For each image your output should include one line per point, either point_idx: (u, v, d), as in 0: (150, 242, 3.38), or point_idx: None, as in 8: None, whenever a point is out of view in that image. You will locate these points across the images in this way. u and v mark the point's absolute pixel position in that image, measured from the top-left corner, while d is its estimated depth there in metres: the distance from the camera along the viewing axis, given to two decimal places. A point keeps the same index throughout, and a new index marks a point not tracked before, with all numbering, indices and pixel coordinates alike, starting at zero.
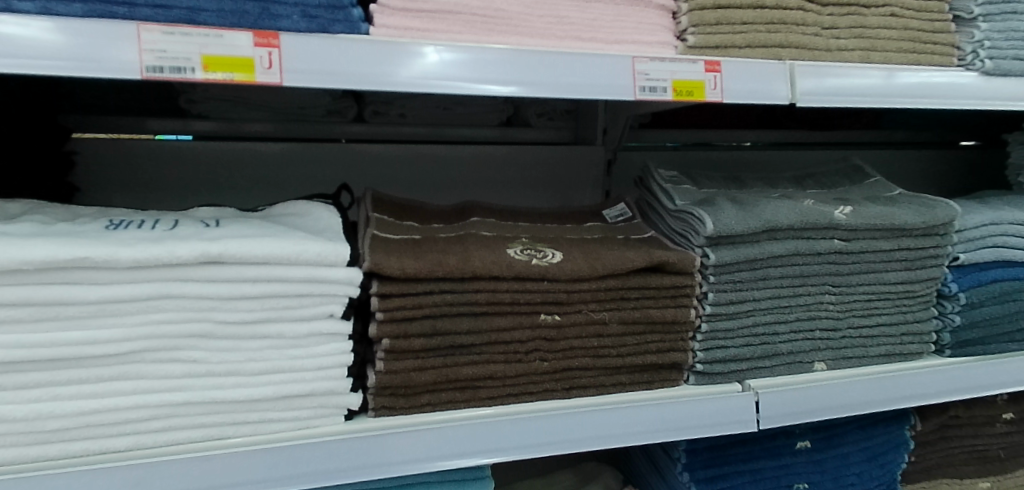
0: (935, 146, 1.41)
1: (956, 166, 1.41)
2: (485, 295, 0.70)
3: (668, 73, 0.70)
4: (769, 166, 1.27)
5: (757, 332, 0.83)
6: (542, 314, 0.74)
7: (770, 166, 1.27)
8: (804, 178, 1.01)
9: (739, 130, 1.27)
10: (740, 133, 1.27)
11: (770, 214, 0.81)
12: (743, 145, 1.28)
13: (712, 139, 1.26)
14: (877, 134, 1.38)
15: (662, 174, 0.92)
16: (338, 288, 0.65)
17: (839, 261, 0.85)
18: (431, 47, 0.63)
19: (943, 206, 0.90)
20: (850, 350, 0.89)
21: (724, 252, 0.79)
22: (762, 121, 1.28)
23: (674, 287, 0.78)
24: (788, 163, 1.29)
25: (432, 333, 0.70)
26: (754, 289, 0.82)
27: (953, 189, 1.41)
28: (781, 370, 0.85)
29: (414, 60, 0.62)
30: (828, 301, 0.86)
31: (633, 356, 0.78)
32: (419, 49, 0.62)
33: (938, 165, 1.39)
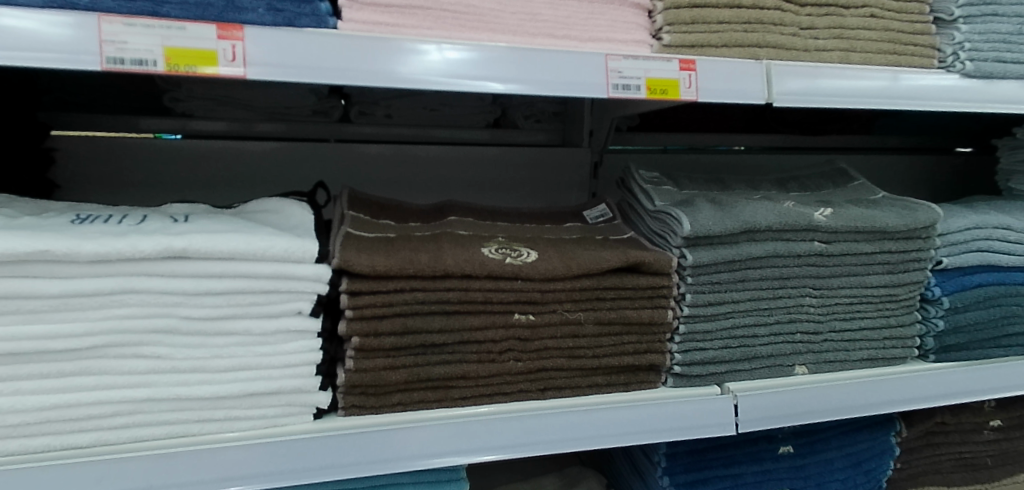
0: (924, 152, 1.40)
1: (946, 171, 1.40)
2: (458, 294, 0.70)
3: (642, 71, 0.70)
4: (758, 170, 1.27)
5: (736, 334, 0.82)
6: (516, 314, 0.73)
7: (759, 169, 1.27)
8: (787, 180, 1.00)
9: (729, 133, 1.26)
10: (729, 137, 1.26)
11: (749, 215, 0.80)
12: (734, 149, 1.27)
13: (702, 142, 1.25)
14: (867, 140, 1.38)
15: (643, 175, 0.92)
16: (306, 284, 0.65)
17: (820, 264, 0.85)
18: (433, 46, 0.63)
19: (925, 209, 0.89)
20: (832, 354, 0.88)
21: (702, 253, 0.78)
22: (751, 125, 1.27)
23: (651, 288, 0.77)
24: (777, 167, 1.29)
25: (402, 332, 0.69)
26: (733, 290, 0.81)
27: (942, 195, 1.41)
28: (761, 373, 0.85)
29: (414, 58, 0.63)
30: (809, 304, 0.85)
31: (609, 357, 0.77)
32: (419, 47, 0.63)
33: (928, 170, 1.39)
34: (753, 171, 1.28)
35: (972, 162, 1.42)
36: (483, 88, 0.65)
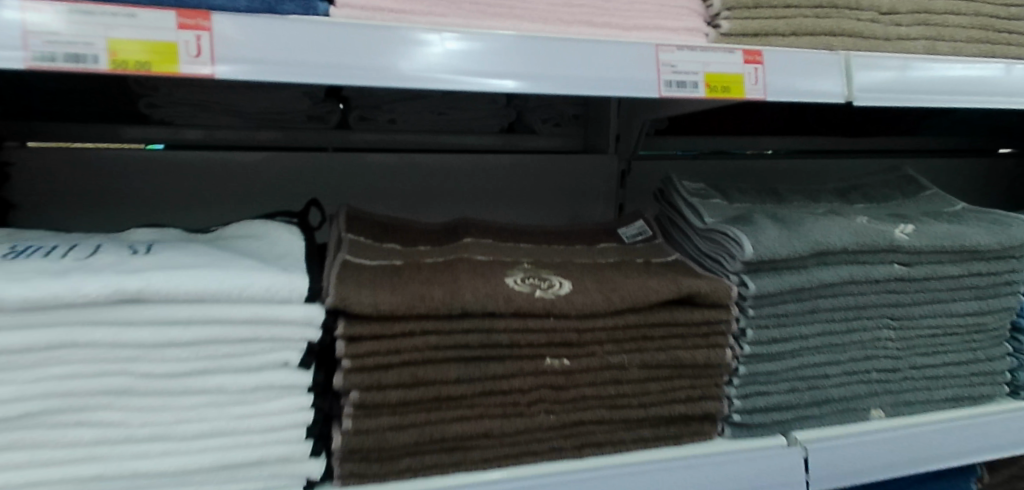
0: (979, 153, 1.27)
1: (1006, 175, 1.27)
2: (480, 337, 0.58)
3: (699, 65, 0.57)
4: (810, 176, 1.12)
5: (804, 375, 0.70)
6: (547, 359, 0.61)
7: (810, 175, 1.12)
8: (848, 189, 0.88)
9: (762, 136, 1.14)
10: (762, 140, 1.15)
11: (820, 234, 0.68)
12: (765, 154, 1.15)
13: (735, 145, 1.13)
14: (913, 140, 1.26)
15: (687, 186, 0.79)
16: (292, 329, 0.53)
17: (900, 290, 0.72)
18: (438, 35, 0.51)
19: (1019, 224, 0.76)
20: (911, 394, 0.76)
21: (766, 280, 0.66)
22: (788, 126, 1.16)
23: (707, 324, 0.65)
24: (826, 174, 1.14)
25: (412, 384, 0.57)
26: (801, 324, 0.69)
27: (1002, 202, 1.28)
28: (831, 419, 0.73)
29: (420, 50, 0.51)
30: (886, 338, 0.73)
31: (656, 408, 0.65)
32: (421, 37, 0.51)
33: (986, 175, 1.25)
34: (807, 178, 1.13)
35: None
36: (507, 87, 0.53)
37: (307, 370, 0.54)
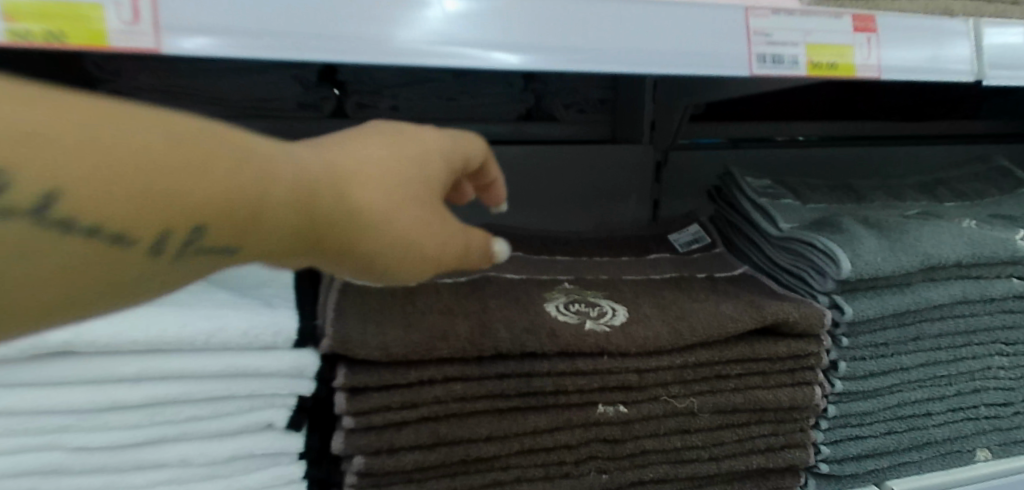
0: None
1: None
2: (518, 384, 0.45)
3: (800, 34, 0.44)
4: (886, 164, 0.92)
5: (901, 414, 0.59)
6: (602, 406, 0.48)
7: (885, 164, 0.92)
8: (933, 183, 0.75)
9: (803, 121, 1.00)
10: (806, 125, 1.00)
11: (931, 245, 0.55)
12: (795, 141, 0.99)
13: (785, 132, 0.99)
14: (989, 125, 1.10)
15: (753, 183, 0.66)
16: (278, 384, 0.41)
17: (1017, 310, 0.60)
18: None
19: None
20: (1021, 432, 0.65)
21: (864, 303, 0.54)
22: (835, 110, 1.01)
23: (794, 358, 0.53)
24: (908, 163, 0.93)
25: (432, 444, 0.44)
26: (902, 354, 0.57)
27: None
28: (931, 464, 0.62)
29: (415, 14, 0.37)
30: (998, 366, 0.62)
31: (731, 461, 0.53)
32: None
33: None
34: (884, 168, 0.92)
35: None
36: (549, 63, 0.40)
37: (298, 433, 0.43)
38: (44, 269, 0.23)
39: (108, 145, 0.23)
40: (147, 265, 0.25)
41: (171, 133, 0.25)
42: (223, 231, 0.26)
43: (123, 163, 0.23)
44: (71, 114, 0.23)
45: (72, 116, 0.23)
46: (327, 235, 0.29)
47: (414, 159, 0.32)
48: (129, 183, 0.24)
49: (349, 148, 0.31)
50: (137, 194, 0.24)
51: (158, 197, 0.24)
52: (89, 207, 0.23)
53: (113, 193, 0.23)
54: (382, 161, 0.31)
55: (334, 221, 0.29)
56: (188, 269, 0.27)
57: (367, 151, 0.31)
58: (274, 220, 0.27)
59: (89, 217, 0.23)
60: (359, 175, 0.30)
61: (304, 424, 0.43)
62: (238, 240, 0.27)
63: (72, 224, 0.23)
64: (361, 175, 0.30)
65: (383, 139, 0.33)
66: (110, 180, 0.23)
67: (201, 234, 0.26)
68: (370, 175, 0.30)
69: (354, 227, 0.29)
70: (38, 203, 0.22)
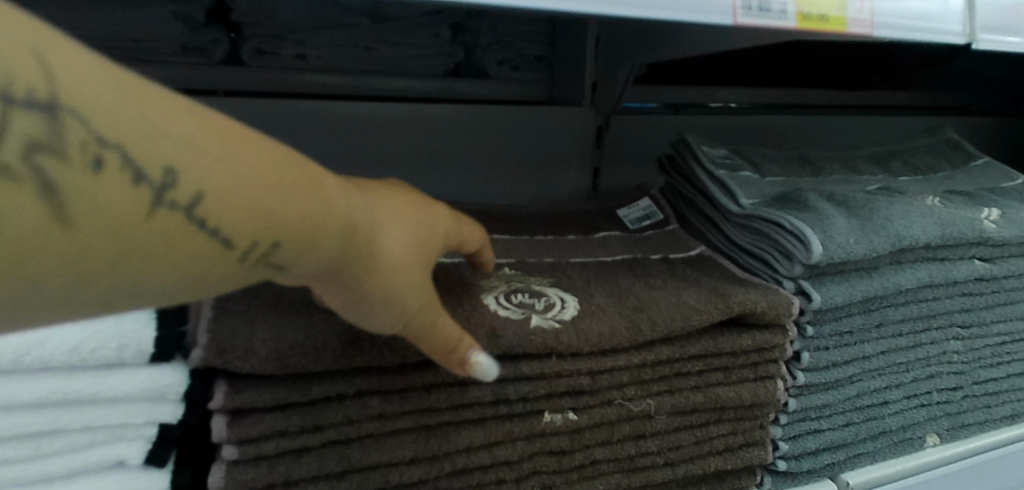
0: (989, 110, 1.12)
1: None
2: (448, 395, 0.37)
3: None
4: (834, 132, 0.88)
5: (861, 405, 0.54)
6: (547, 414, 0.40)
7: (832, 131, 0.88)
8: (887, 156, 0.71)
9: (749, 88, 0.95)
10: (752, 92, 0.95)
11: (901, 225, 0.50)
12: (730, 108, 0.93)
13: (722, 98, 0.93)
14: (925, 96, 1.08)
15: (709, 153, 0.60)
16: (129, 410, 0.33)
17: (977, 292, 0.57)
18: None
19: None
20: (970, 415, 0.62)
21: (832, 289, 0.48)
22: (777, 78, 0.97)
23: (758, 351, 0.47)
24: (853, 133, 0.90)
25: (342, 473, 0.35)
26: (866, 342, 0.52)
27: None
28: (885, 453, 0.58)
29: None
30: (954, 351, 0.58)
31: (686, 465, 0.47)
32: None
33: None
34: (831, 136, 0.88)
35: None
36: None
37: (162, 469, 0.34)
38: (171, 266, 0.23)
39: (249, 166, 0.24)
40: (235, 272, 0.25)
41: (284, 163, 0.25)
42: (297, 253, 0.26)
43: (256, 186, 0.24)
44: (225, 134, 0.23)
45: (235, 135, 0.24)
46: (351, 275, 0.28)
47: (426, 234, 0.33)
48: (250, 199, 0.24)
49: (381, 200, 0.31)
50: (256, 211, 0.24)
51: (267, 215, 0.24)
52: (220, 214, 0.23)
53: (236, 202, 0.23)
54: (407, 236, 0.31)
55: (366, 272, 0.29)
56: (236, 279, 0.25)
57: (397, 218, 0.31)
58: (332, 252, 0.27)
59: (218, 220, 0.23)
60: (388, 234, 0.30)
61: (170, 458, 0.34)
62: (298, 262, 0.26)
63: (205, 228, 0.23)
64: (388, 234, 0.30)
65: (407, 203, 0.32)
66: (242, 196, 0.23)
67: (282, 249, 0.25)
68: (396, 237, 0.30)
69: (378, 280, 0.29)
70: (185, 204, 0.22)
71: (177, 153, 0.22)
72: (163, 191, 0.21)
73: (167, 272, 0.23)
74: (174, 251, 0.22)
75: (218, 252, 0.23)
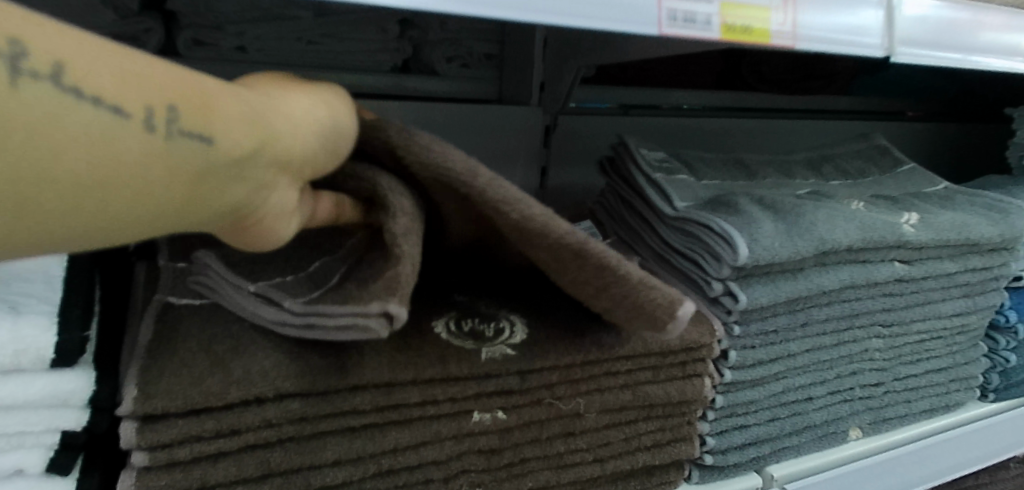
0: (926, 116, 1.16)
1: None
2: (372, 398, 0.37)
3: None
4: (773, 136, 0.91)
5: (787, 400, 0.56)
6: (476, 415, 0.41)
7: (771, 135, 0.91)
8: (820, 160, 0.73)
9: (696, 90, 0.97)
10: (699, 94, 0.97)
11: (825, 229, 0.52)
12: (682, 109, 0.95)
13: (673, 100, 0.94)
14: (866, 101, 1.11)
15: (647, 156, 0.61)
16: (28, 417, 0.33)
17: (897, 292, 0.59)
18: None
19: (1018, 211, 0.65)
20: (890, 410, 0.65)
21: (758, 291, 0.50)
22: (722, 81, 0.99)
23: (686, 350, 0.49)
24: (791, 137, 0.93)
25: (261, 477, 0.35)
26: (791, 339, 0.54)
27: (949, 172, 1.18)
28: (811, 447, 0.60)
29: None
30: (876, 347, 0.60)
31: (615, 461, 0.48)
32: None
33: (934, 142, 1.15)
34: (770, 139, 0.91)
35: (1004, 129, 1.16)
36: (471, 6, 0.32)
37: (67, 477, 0.34)
38: (69, 142, 0.21)
39: (98, 39, 0.23)
40: (149, 148, 0.23)
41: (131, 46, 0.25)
42: (202, 114, 0.25)
43: (111, 53, 0.23)
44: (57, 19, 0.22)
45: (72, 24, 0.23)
46: (273, 136, 0.28)
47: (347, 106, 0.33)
48: (113, 67, 0.23)
49: (253, 79, 0.30)
50: (131, 80, 0.23)
51: (137, 78, 0.23)
52: (90, 79, 0.22)
53: (102, 70, 0.22)
54: (318, 109, 0.31)
55: (278, 130, 0.28)
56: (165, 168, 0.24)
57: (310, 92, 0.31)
58: (235, 113, 0.26)
59: (92, 87, 0.22)
60: (273, 93, 0.29)
61: (76, 465, 0.34)
62: (211, 125, 0.25)
63: (83, 94, 0.22)
64: (276, 91, 0.30)
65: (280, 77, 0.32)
66: (102, 60, 0.22)
67: (182, 115, 0.24)
68: (282, 92, 0.30)
69: (288, 133, 0.29)
70: (49, 74, 0.21)
71: (16, 26, 0.21)
72: (19, 61, 0.20)
73: (73, 156, 0.22)
74: (64, 126, 0.21)
75: (113, 122, 0.22)
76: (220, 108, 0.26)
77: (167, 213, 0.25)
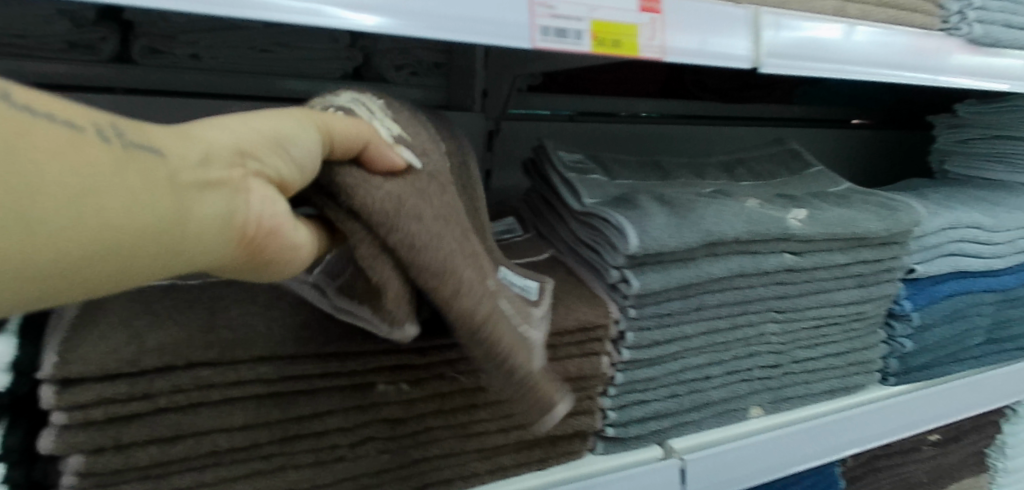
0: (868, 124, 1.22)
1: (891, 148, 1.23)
2: (277, 368, 0.42)
3: (585, 8, 0.43)
4: (700, 141, 0.99)
5: (686, 379, 0.62)
6: (379, 386, 0.46)
7: (699, 141, 0.99)
8: (734, 163, 0.80)
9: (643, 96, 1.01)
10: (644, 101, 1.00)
11: (712, 222, 0.58)
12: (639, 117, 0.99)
13: (636, 108, 0.98)
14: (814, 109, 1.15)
15: (563, 157, 0.67)
16: None
17: (788, 281, 0.65)
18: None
19: (905, 208, 0.72)
20: (790, 390, 0.70)
21: (651, 277, 0.56)
22: (666, 89, 1.04)
23: (582, 330, 0.55)
24: (722, 142, 1.00)
25: (175, 436, 0.41)
26: (686, 322, 0.60)
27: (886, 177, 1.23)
28: (711, 422, 0.65)
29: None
30: (771, 331, 0.66)
31: (519, 432, 0.53)
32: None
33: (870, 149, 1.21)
34: (699, 144, 0.99)
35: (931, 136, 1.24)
36: (400, 25, 0.38)
37: None
38: (39, 153, 0.24)
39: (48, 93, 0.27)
40: (118, 160, 0.26)
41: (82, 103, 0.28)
42: (147, 133, 0.28)
43: (58, 98, 0.27)
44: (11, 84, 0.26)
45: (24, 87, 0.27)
46: (226, 148, 0.31)
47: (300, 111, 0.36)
48: (62, 103, 0.26)
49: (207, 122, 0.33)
50: (77, 110, 0.26)
51: (85, 110, 0.27)
52: (41, 105, 0.25)
53: (51, 102, 0.26)
54: (276, 124, 0.34)
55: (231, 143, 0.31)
56: (138, 177, 0.26)
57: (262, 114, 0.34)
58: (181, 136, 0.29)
59: (47, 111, 0.25)
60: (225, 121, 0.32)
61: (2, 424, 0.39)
62: (159, 141, 0.28)
63: (37, 112, 0.25)
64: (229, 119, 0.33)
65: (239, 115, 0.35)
66: (51, 98, 0.26)
67: (131, 133, 0.27)
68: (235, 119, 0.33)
69: (242, 144, 0.31)
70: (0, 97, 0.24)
71: None
72: None
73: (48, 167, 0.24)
74: (28, 140, 0.24)
75: (73, 137, 0.25)
76: (165, 132, 0.29)
77: (157, 224, 0.27)
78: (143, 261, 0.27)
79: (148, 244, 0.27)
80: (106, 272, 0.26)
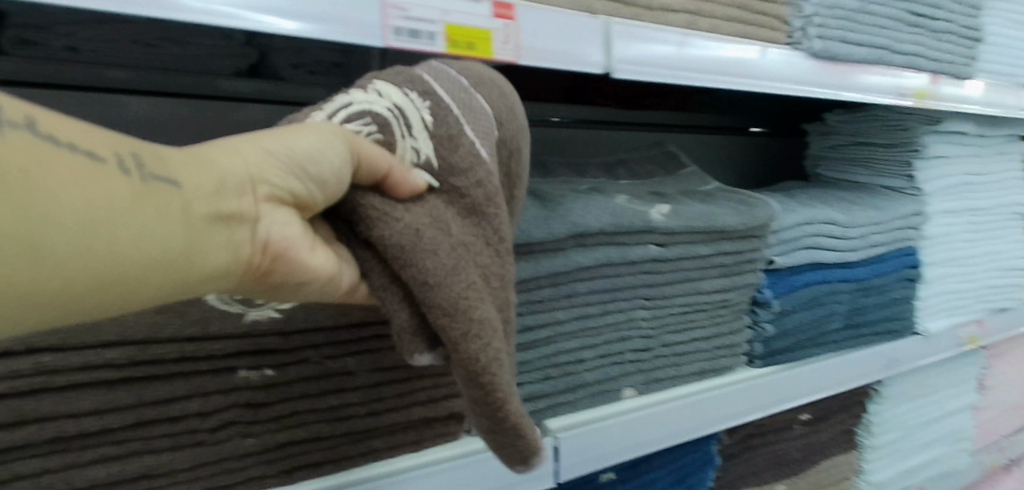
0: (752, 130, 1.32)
1: (773, 152, 1.33)
2: (129, 352, 0.44)
3: (439, 12, 0.47)
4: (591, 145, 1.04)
5: (559, 361, 0.66)
6: (242, 371, 0.48)
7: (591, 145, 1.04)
8: (615, 164, 0.85)
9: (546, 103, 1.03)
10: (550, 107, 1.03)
11: (579, 215, 0.63)
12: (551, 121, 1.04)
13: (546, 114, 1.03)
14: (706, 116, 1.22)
15: None
16: None
17: (654, 271, 0.71)
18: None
19: (761, 205, 0.78)
20: (660, 372, 0.76)
21: (520, 266, 0.60)
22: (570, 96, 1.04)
23: None
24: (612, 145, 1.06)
25: (15, 422, 0.41)
26: (557, 309, 0.65)
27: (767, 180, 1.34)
28: (586, 402, 0.70)
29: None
30: (641, 317, 0.72)
31: (392, 414, 0.56)
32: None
33: (754, 152, 1.30)
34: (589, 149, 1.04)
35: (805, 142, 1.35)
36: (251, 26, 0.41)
37: None
38: (65, 187, 0.29)
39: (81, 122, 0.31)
40: (136, 192, 0.31)
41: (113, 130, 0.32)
42: (165, 162, 0.32)
43: (89, 129, 0.31)
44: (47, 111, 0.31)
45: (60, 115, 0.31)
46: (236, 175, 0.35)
47: (337, 127, 0.40)
48: (90, 135, 0.31)
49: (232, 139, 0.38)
50: (103, 140, 0.31)
51: (112, 141, 0.31)
52: (70, 137, 0.30)
53: (79, 133, 0.30)
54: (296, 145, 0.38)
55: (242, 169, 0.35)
56: (151, 207, 0.31)
57: (286, 134, 0.38)
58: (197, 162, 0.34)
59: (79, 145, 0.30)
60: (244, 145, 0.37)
61: None
62: (177, 170, 0.33)
63: (63, 144, 0.29)
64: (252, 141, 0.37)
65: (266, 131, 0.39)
66: (82, 129, 0.31)
67: (149, 162, 0.32)
68: (252, 140, 0.37)
69: (250, 169, 0.36)
70: (29, 127, 0.29)
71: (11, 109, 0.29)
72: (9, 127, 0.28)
73: (72, 201, 0.29)
74: (55, 174, 0.29)
75: (98, 171, 0.30)
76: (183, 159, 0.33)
77: (166, 254, 0.32)
78: (157, 284, 0.32)
79: (161, 268, 0.32)
80: (113, 296, 0.31)
